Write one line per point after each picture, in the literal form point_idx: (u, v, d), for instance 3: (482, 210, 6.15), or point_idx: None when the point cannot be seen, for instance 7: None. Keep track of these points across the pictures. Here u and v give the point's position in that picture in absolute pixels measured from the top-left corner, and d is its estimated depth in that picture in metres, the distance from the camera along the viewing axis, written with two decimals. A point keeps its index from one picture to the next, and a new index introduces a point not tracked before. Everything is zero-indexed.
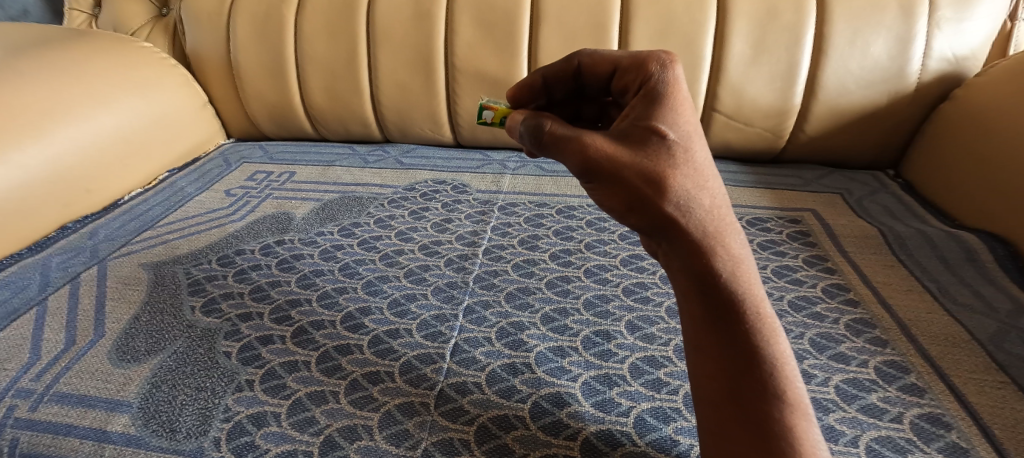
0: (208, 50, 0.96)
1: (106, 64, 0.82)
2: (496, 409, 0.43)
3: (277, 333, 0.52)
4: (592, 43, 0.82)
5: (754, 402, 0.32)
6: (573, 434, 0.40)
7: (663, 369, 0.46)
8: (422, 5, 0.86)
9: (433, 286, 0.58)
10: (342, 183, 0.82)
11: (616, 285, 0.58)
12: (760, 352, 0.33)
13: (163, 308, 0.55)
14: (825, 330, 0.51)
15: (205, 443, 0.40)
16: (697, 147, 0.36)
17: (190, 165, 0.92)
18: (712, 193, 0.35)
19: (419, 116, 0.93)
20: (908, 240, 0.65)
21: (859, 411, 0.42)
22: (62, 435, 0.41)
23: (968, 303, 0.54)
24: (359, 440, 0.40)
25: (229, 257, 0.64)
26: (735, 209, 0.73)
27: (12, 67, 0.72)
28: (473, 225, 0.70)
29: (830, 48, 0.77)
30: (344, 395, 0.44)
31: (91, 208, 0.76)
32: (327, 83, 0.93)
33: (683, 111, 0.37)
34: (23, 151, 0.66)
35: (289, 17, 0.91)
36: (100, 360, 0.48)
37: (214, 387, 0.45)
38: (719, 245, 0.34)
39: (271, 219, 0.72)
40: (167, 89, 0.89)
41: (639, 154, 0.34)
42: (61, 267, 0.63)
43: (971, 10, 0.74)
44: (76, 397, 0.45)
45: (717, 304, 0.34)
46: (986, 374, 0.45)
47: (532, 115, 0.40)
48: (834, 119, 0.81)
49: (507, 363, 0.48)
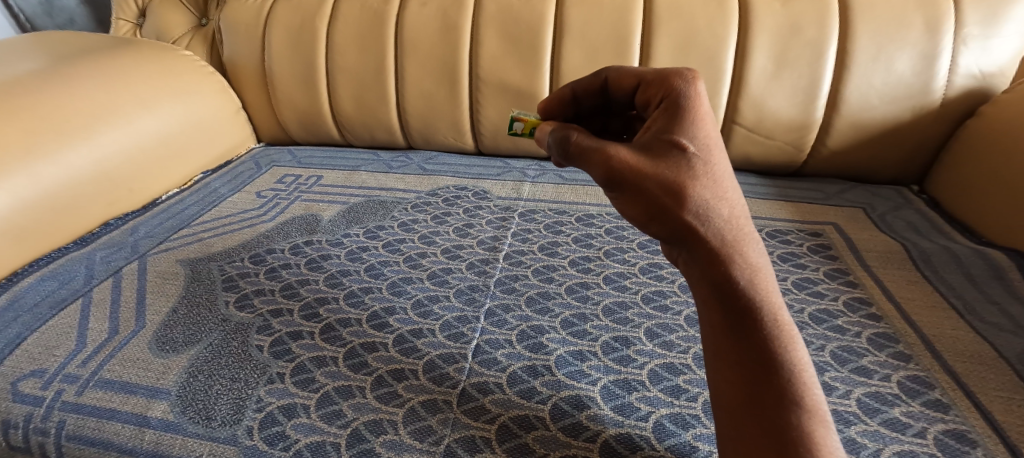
0: (244, 58, 1.00)
1: (150, 70, 0.87)
2: (517, 409, 0.44)
3: (306, 329, 0.54)
4: (614, 55, 0.84)
5: (772, 408, 0.32)
6: (592, 436, 0.41)
7: (682, 376, 0.47)
8: (449, 18, 0.89)
9: (455, 289, 0.60)
10: (367, 187, 0.85)
11: (635, 292, 0.59)
12: (777, 359, 0.33)
13: (199, 302, 0.58)
14: (847, 343, 0.51)
15: (239, 432, 0.43)
16: (716, 160, 0.37)
17: (223, 167, 0.96)
18: (731, 203, 0.36)
19: (443, 125, 0.95)
20: (932, 256, 0.64)
21: (880, 425, 0.42)
22: (107, 419, 0.45)
23: (994, 322, 0.53)
24: (384, 434, 0.42)
25: (261, 256, 0.66)
26: (755, 221, 0.74)
27: (66, 72, 0.77)
28: (494, 230, 0.72)
29: (852, 65, 0.78)
30: (370, 390, 0.46)
31: (132, 206, 0.80)
32: (355, 90, 0.96)
33: (703, 125, 0.38)
34: (74, 151, 0.70)
35: (322, 28, 0.94)
36: (141, 349, 0.51)
37: (248, 378, 0.48)
38: (736, 254, 0.35)
39: (299, 220, 0.75)
40: (204, 94, 0.93)
41: (660, 165, 0.36)
42: (105, 261, 0.66)
43: (998, 27, 0.74)
44: (118, 383, 0.48)
45: (736, 311, 0.34)
46: (1014, 393, 0.44)
47: (560, 127, 0.43)
48: (856, 134, 0.81)
49: (528, 364, 0.49)
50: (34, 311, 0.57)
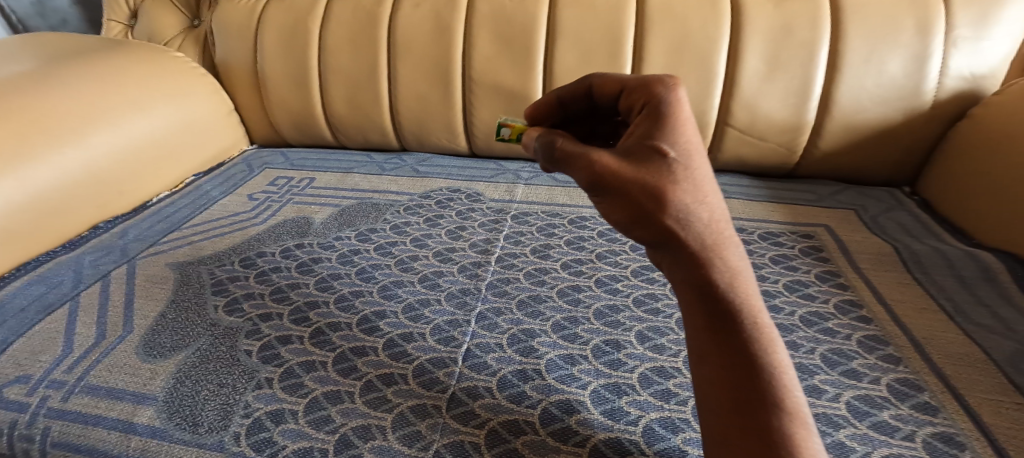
0: (236, 60, 0.99)
1: (142, 72, 0.86)
2: (507, 413, 0.44)
3: (295, 334, 0.53)
4: (607, 57, 0.84)
5: (754, 411, 0.32)
6: (581, 441, 0.41)
7: (673, 380, 0.47)
8: (442, 19, 0.88)
9: (447, 292, 0.60)
10: (360, 189, 0.84)
11: (627, 295, 0.59)
12: (759, 362, 0.33)
13: (188, 306, 0.57)
14: (837, 346, 0.51)
15: (226, 438, 0.42)
16: (698, 165, 0.36)
17: (215, 170, 0.95)
18: (711, 208, 0.35)
19: (436, 126, 0.95)
20: (923, 258, 0.64)
21: (870, 428, 0.42)
22: (92, 426, 0.44)
23: (984, 324, 0.53)
24: (372, 439, 0.42)
25: (251, 259, 0.66)
26: (748, 222, 0.74)
27: (57, 74, 0.76)
28: (486, 233, 0.72)
29: (844, 66, 0.78)
30: (359, 395, 0.46)
31: (123, 209, 0.79)
32: (348, 92, 0.96)
33: (685, 128, 0.37)
34: (64, 153, 0.70)
35: (315, 29, 0.94)
36: (128, 354, 0.51)
37: (236, 383, 0.47)
38: (718, 258, 0.34)
39: (291, 223, 0.75)
40: (196, 96, 0.93)
41: (641, 170, 0.35)
42: (94, 265, 0.66)
43: (988, 29, 0.74)
44: (104, 389, 0.47)
45: (718, 315, 0.34)
46: (1003, 396, 0.44)
47: (545, 133, 0.43)
48: (848, 136, 0.81)
49: (518, 368, 0.48)
50: (21, 316, 0.57)
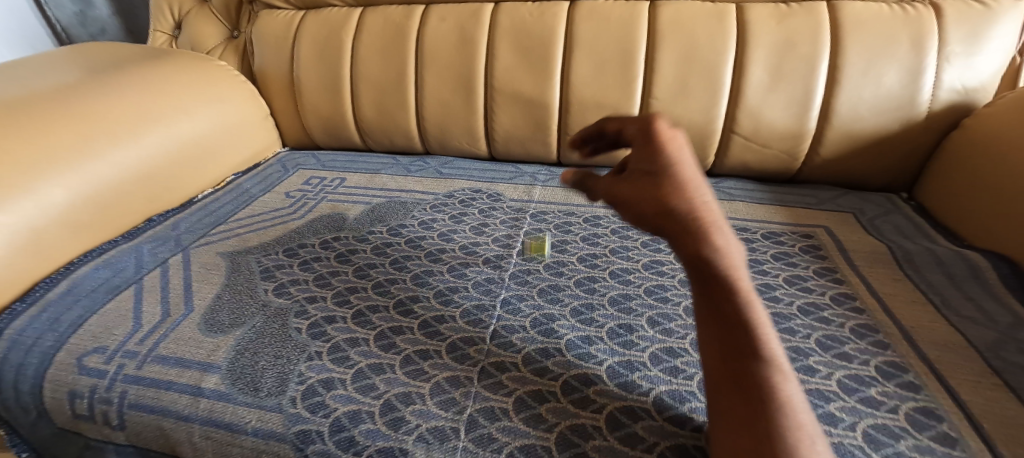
0: (273, 68, 1.07)
1: (189, 79, 0.94)
2: (532, 384, 0.49)
3: (339, 314, 0.59)
4: (620, 68, 0.90)
5: (739, 364, 0.38)
6: (598, 408, 0.46)
7: (680, 358, 0.52)
8: (466, 32, 0.95)
9: (473, 281, 0.65)
10: (388, 189, 0.91)
11: (638, 286, 0.64)
12: (742, 320, 0.39)
13: (241, 290, 0.63)
14: (831, 332, 0.56)
15: (284, 401, 0.48)
16: (685, 170, 0.42)
17: (252, 169, 1.02)
18: (698, 201, 0.41)
19: (458, 131, 1.01)
20: (916, 257, 0.69)
21: (858, 402, 0.46)
22: (165, 389, 0.51)
23: (969, 316, 0.58)
24: (413, 404, 0.47)
25: (294, 249, 0.72)
26: (752, 223, 0.79)
27: (116, 80, 0.84)
28: (507, 229, 0.77)
29: (843, 79, 0.83)
30: (399, 367, 0.51)
31: (171, 204, 0.86)
32: (377, 99, 1.02)
33: (673, 144, 0.44)
34: (121, 151, 0.77)
35: (347, 41, 1.01)
36: (192, 330, 0.57)
37: (289, 355, 0.53)
38: (704, 237, 0.40)
39: (327, 218, 0.81)
40: (236, 101, 1.00)
41: (638, 188, 0.44)
42: (152, 253, 0.72)
43: (980, 45, 0.79)
44: (173, 359, 0.53)
45: (709, 287, 0.40)
46: (981, 377, 0.49)
47: (579, 175, 0.56)
48: (847, 144, 0.86)
49: (541, 347, 0.54)
50: (93, 296, 0.63)
